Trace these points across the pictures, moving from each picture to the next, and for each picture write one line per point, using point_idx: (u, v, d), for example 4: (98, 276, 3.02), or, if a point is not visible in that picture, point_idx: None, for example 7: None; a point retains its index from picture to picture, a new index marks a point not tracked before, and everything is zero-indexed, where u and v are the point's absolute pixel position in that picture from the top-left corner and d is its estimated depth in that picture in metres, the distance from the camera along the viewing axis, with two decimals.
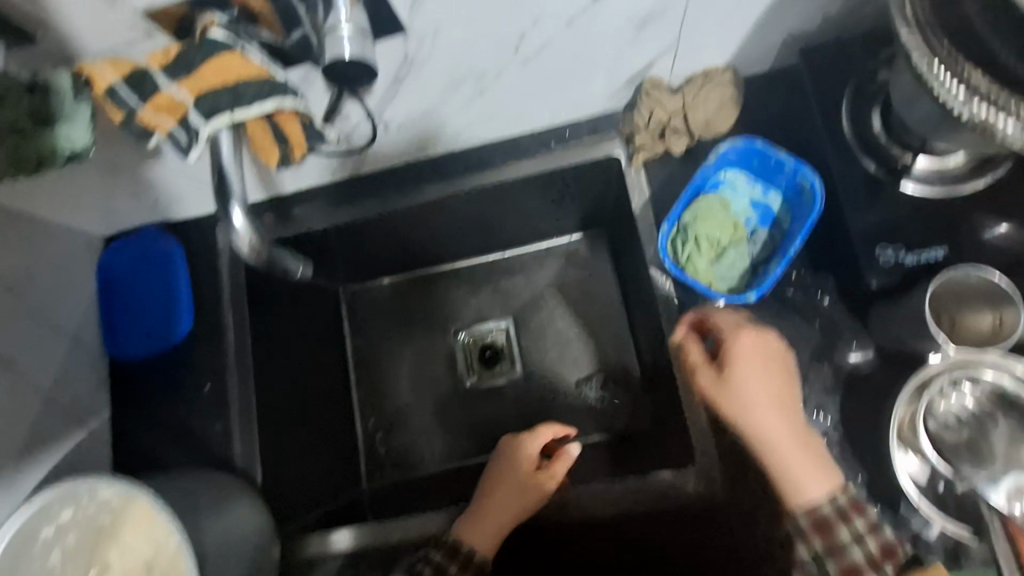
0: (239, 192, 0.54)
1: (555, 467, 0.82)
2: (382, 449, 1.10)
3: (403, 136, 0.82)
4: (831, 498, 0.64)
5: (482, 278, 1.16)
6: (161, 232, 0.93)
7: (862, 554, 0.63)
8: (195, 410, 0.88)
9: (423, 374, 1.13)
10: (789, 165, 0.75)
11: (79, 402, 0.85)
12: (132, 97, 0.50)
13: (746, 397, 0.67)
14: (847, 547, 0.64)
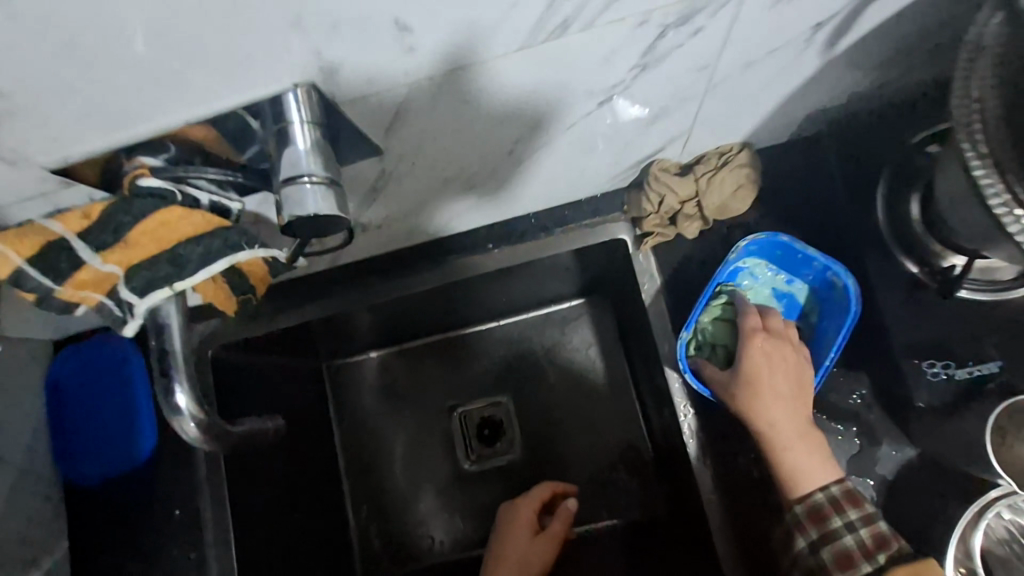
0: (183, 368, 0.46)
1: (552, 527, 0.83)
2: (377, 540, 1.01)
3: (382, 233, 0.73)
4: (831, 491, 0.59)
5: (477, 349, 1.07)
6: (115, 334, 0.83)
7: (854, 542, 0.57)
8: (163, 536, 0.78)
9: (418, 458, 1.04)
10: (819, 261, 0.68)
11: (30, 539, 0.75)
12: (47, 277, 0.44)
13: (758, 379, 0.63)
14: (840, 536, 0.58)
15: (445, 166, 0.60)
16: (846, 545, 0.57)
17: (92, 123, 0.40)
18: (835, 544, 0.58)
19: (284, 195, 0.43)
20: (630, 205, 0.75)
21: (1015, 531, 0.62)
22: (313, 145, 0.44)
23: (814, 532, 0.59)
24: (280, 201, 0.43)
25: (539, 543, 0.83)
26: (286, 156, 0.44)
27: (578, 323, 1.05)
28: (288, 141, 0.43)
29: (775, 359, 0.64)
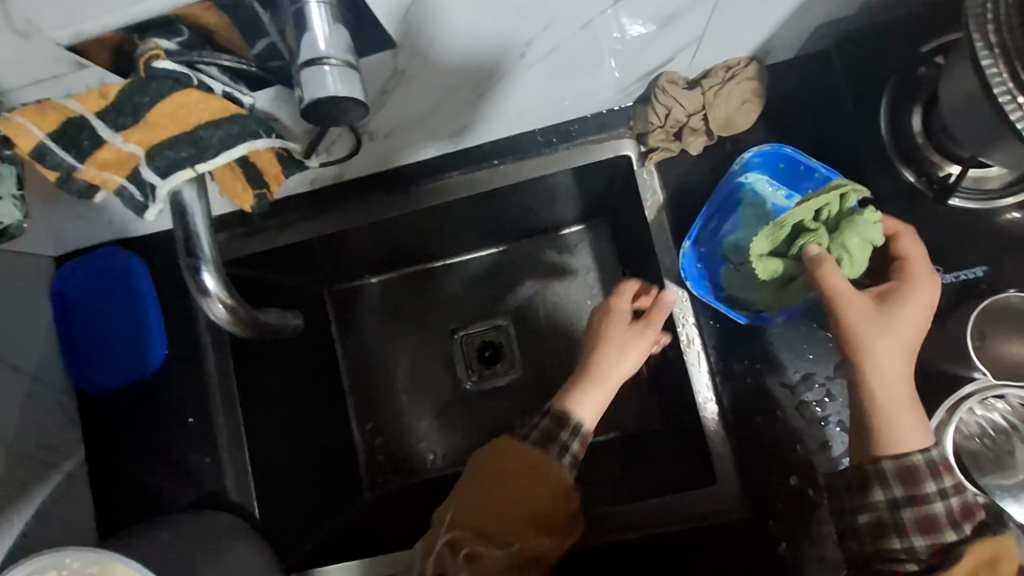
0: (209, 256, 0.47)
1: (654, 316, 0.72)
2: (382, 454, 1.05)
3: (386, 148, 0.73)
4: (928, 456, 0.59)
5: (478, 275, 1.09)
6: (117, 249, 0.83)
7: (942, 510, 0.58)
8: (180, 442, 0.82)
9: (421, 378, 1.07)
10: (820, 172, 0.72)
11: (48, 444, 0.78)
12: (66, 154, 0.45)
13: (897, 324, 0.60)
14: (930, 501, 0.58)
15: (455, 63, 0.60)
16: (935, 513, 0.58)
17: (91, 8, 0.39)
18: (922, 506, 0.58)
19: (302, 80, 0.43)
20: (635, 121, 0.76)
21: (985, 425, 0.68)
22: (331, 26, 0.43)
23: (903, 492, 0.59)
24: (299, 85, 0.43)
25: (639, 333, 0.73)
26: (303, 37, 0.43)
27: (578, 249, 1.07)
28: (305, 21, 0.43)
29: (917, 316, 0.61)
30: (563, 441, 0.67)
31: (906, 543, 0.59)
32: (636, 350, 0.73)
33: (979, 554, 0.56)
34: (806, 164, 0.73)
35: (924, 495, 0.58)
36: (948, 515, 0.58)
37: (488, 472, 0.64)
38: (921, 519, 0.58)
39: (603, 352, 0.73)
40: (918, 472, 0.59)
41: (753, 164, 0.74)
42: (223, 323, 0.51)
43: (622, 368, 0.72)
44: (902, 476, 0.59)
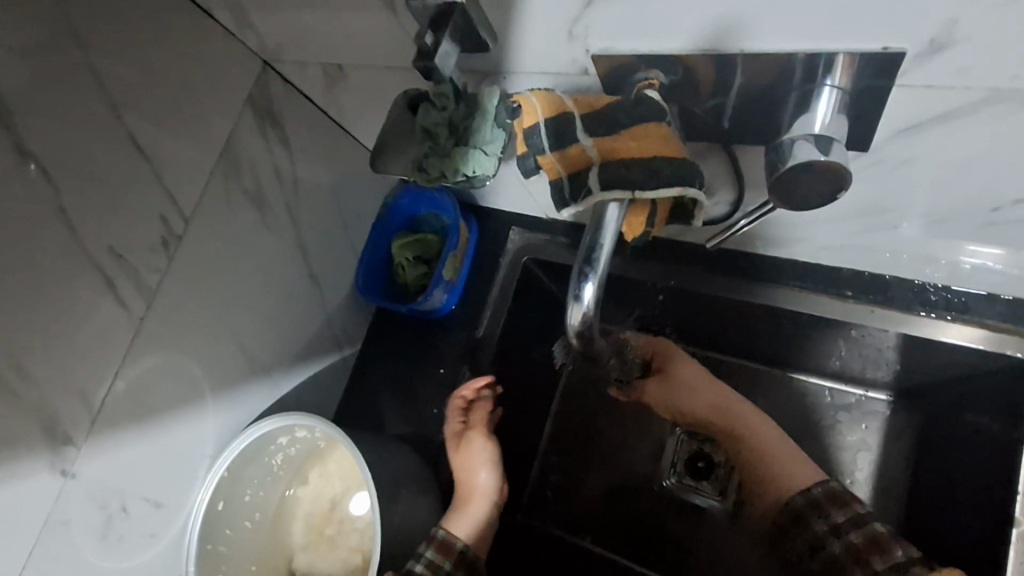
0: (600, 267, 0.48)
1: (475, 417, 0.84)
2: (550, 492, 0.97)
3: (761, 229, 0.70)
4: (817, 495, 0.75)
5: None
6: (466, 211, 0.96)
7: (842, 548, 0.71)
8: (424, 383, 0.92)
9: (622, 450, 0.96)
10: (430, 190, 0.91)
11: (344, 330, 0.94)
12: (547, 141, 0.48)
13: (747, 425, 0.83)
14: (866, 521, 0.71)
15: (927, 173, 0.49)
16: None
17: (622, 21, 0.43)
18: (862, 529, 0.70)
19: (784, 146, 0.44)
20: None
21: None
22: (834, 114, 0.42)
23: (873, 558, 0.69)
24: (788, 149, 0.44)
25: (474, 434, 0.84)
26: (800, 117, 0.44)
27: (865, 424, 0.84)
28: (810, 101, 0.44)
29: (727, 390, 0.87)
30: (444, 567, 0.77)
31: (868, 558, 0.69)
32: (479, 458, 0.83)
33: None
34: (427, 194, 0.92)
35: (877, 556, 0.68)
36: (855, 553, 0.70)
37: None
38: (824, 553, 0.73)
39: (466, 504, 0.82)
40: (821, 502, 0.75)
41: (404, 201, 0.94)
42: (572, 331, 0.50)
43: (484, 477, 0.83)
44: (795, 521, 0.76)
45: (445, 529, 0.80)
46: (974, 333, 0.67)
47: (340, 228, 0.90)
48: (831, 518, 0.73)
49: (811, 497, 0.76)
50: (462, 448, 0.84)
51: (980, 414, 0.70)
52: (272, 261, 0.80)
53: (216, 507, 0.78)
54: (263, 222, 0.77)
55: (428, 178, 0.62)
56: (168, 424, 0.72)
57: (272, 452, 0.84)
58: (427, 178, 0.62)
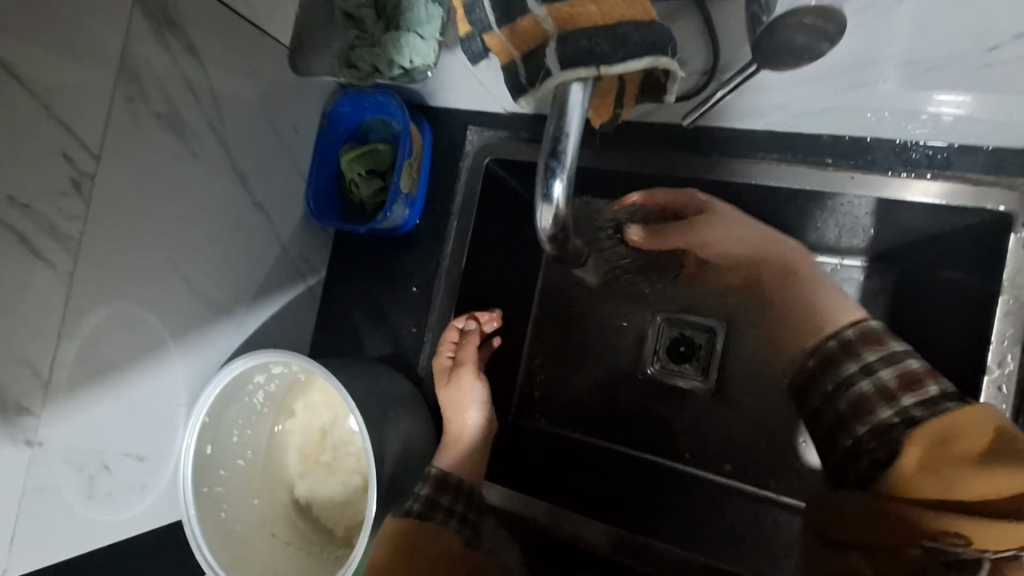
0: (568, 163, 0.43)
1: (467, 355, 0.83)
2: (538, 392, 0.99)
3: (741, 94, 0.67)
4: (852, 331, 0.68)
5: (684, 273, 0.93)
6: (417, 114, 0.87)
7: (872, 388, 0.63)
8: (398, 302, 0.89)
9: (602, 345, 0.96)
10: (375, 95, 0.83)
11: (306, 258, 0.89)
12: (492, 15, 0.41)
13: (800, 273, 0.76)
14: (901, 359, 0.63)
15: None
16: (885, 420, 0.60)
17: None
18: (896, 365, 0.63)
19: None
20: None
21: None
22: None
23: (905, 397, 0.60)
24: None
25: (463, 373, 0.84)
26: None
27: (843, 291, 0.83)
28: None
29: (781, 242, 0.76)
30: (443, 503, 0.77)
31: (896, 405, 0.61)
32: (469, 397, 0.83)
33: (927, 431, 0.53)
34: (371, 100, 0.83)
35: (909, 393, 0.60)
36: (886, 393, 0.62)
37: (395, 539, 0.72)
38: (852, 395, 0.65)
39: (457, 440, 0.82)
40: (853, 341, 0.68)
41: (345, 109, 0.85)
42: (546, 232, 0.46)
43: (473, 413, 0.83)
44: (823, 363, 0.70)
45: (437, 466, 0.81)
46: (935, 187, 0.65)
47: (280, 147, 0.81)
48: (861, 356, 0.66)
49: (843, 339, 0.69)
50: (453, 385, 0.84)
51: (950, 269, 0.70)
52: (208, 193, 0.72)
53: (205, 451, 0.77)
54: (189, 150, 0.68)
55: (353, 73, 0.74)
56: (134, 377, 0.68)
57: (251, 390, 0.82)
58: (353, 73, 0.74)
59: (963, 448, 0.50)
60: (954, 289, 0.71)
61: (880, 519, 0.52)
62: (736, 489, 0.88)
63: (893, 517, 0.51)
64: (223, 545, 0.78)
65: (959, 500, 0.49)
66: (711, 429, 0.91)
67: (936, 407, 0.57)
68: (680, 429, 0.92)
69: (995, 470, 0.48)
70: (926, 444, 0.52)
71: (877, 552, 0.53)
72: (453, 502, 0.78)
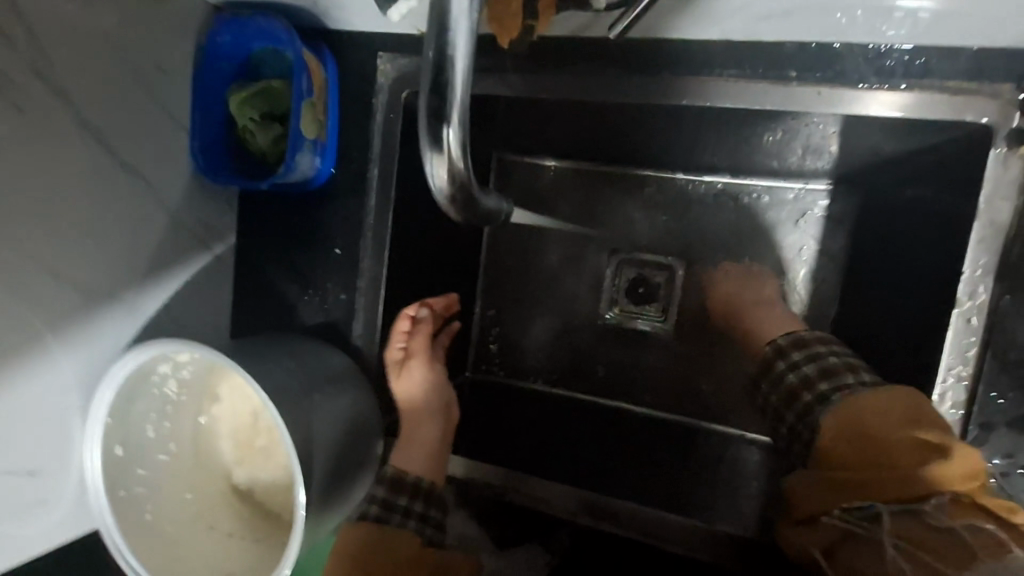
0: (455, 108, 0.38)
1: (418, 346, 0.78)
2: (496, 343, 0.92)
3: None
4: (779, 342, 0.68)
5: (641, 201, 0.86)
6: (314, 41, 0.73)
7: (797, 378, 0.63)
8: (321, 269, 0.77)
9: (557, 289, 0.89)
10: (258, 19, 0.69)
11: (205, 225, 0.76)
12: None
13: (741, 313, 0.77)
14: (824, 356, 0.63)
15: None
16: (818, 402, 0.59)
17: None
18: (819, 362, 0.63)
19: None
20: None
21: None
22: None
23: (835, 378, 0.59)
24: None
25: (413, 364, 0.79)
26: None
27: (805, 220, 0.79)
28: None
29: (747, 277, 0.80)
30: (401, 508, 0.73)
31: (817, 392, 0.60)
32: (421, 389, 0.79)
33: (843, 405, 0.56)
34: (254, 24, 0.69)
35: (838, 376, 0.59)
36: (821, 375, 0.61)
37: (353, 556, 0.66)
38: (785, 388, 0.64)
39: (413, 438, 0.78)
40: (784, 346, 0.67)
41: (225, 39, 0.71)
42: (442, 202, 0.40)
43: (426, 398, 0.79)
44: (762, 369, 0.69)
45: (394, 467, 0.76)
46: (903, 99, 0.57)
47: (144, 93, 0.66)
48: (790, 357, 0.66)
49: (778, 346, 0.68)
50: (403, 376, 0.78)
51: (928, 189, 0.64)
52: (49, 159, 0.58)
53: (115, 452, 0.69)
54: (7, 102, 0.54)
55: None
56: (3, 386, 0.58)
57: (158, 381, 0.72)
58: None
59: (872, 413, 0.53)
60: (933, 212, 0.64)
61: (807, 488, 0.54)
62: (703, 430, 0.84)
63: (822, 487, 0.53)
64: (150, 550, 0.71)
65: (872, 458, 0.51)
66: (678, 371, 0.86)
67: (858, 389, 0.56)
68: (647, 372, 0.87)
69: (922, 456, 0.49)
70: (839, 438, 0.54)
71: (812, 526, 0.54)
72: (411, 501, 0.74)
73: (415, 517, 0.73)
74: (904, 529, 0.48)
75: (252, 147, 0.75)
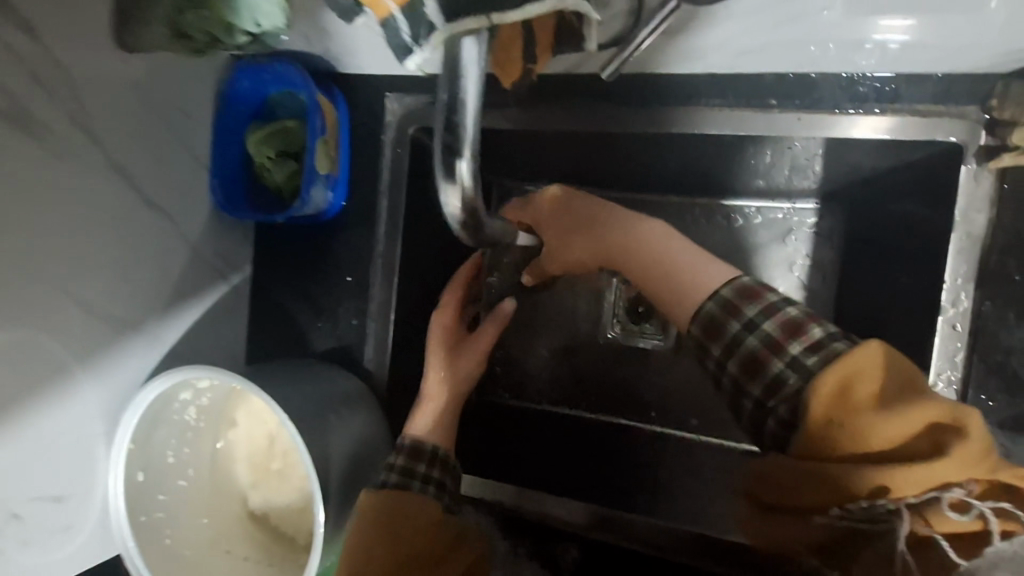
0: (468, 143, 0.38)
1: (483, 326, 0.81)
2: (499, 364, 0.94)
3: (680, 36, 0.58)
4: (723, 297, 0.59)
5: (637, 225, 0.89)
6: (326, 82, 0.78)
7: (760, 343, 0.54)
8: (333, 295, 0.81)
9: (558, 311, 0.92)
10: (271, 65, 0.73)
11: (223, 257, 0.80)
12: None
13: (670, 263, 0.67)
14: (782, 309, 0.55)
15: None
16: (781, 379, 0.52)
17: None
18: (778, 318, 0.55)
19: None
20: (1001, 102, 0.57)
21: None
22: None
23: (791, 346, 0.53)
24: None
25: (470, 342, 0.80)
26: None
27: (794, 237, 0.81)
28: None
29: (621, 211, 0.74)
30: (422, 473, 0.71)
31: (785, 356, 0.52)
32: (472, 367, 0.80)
33: (826, 381, 0.48)
34: (269, 72, 0.74)
35: (796, 341, 0.53)
36: (772, 345, 0.54)
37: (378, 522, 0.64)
38: (742, 356, 0.55)
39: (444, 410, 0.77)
40: (731, 301, 0.59)
41: (243, 85, 0.76)
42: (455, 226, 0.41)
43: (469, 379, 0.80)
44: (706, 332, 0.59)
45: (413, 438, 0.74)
46: (879, 122, 0.62)
47: (169, 135, 0.71)
48: (743, 316, 0.57)
49: (722, 300, 0.60)
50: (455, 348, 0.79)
51: (906, 205, 0.67)
52: (85, 199, 0.62)
53: (136, 479, 0.71)
54: (50, 149, 0.58)
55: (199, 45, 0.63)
56: (33, 414, 0.60)
57: (178, 407, 0.75)
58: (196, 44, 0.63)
59: (865, 392, 0.47)
60: (912, 226, 0.68)
61: (799, 484, 0.48)
62: (705, 444, 0.86)
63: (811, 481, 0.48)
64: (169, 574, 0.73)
65: (878, 455, 0.46)
66: (677, 387, 0.89)
67: (827, 351, 0.50)
68: (647, 389, 0.89)
69: (918, 416, 0.45)
70: (832, 412, 0.47)
71: (801, 517, 0.50)
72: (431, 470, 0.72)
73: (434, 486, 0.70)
74: (924, 524, 0.45)
75: (269, 182, 0.80)
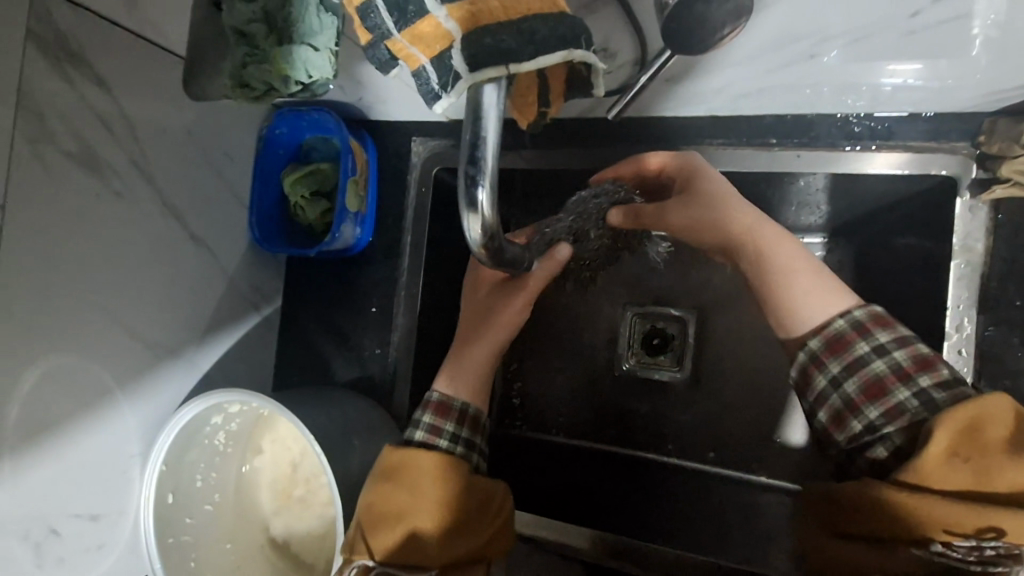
0: (487, 173, 0.43)
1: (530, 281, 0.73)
2: (517, 396, 0.96)
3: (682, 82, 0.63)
4: (853, 317, 0.59)
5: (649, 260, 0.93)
6: (358, 128, 0.85)
7: (887, 368, 0.56)
8: (357, 325, 0.85)
9: (574, 343, 0.95)
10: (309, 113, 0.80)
11: (257, 289, 0.86)
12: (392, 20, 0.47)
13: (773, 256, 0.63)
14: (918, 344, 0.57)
15: None
16: (907, 407, 0.54)
17: None
18: (910, 348, 0.56)
19: None
20: (988, 137, 0.61)
21: None
22: None
23: (920, 379, 0.55)
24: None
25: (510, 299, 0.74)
26: None
27: None
28: None
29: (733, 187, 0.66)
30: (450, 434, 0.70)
31: (914, 385, 0.55)
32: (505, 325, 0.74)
33: (956, 416, 0.50)
34: (306, 118, 0.81)
35: (926, 375, 0.55)
36: (900, 374, 0.56)
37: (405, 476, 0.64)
38: (863, 378, 0.57)
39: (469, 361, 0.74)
40: (863, 322, 0.59)
41: (282, 132, 0.83)
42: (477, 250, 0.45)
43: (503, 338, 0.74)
44: (829, 346, 0.59)
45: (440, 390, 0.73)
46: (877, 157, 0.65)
47: (214, 176, 0.78)
48: (874, 338, 0.58)
49: (852, 321, 0.59)
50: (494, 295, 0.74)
51: (908, 237, 0.70)
52: (138, 233, 0.68)
53: (165, 500, 0.74)
54: (111, 189, 0.65)
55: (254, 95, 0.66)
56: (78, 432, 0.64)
57: (210, 431, 0.78)
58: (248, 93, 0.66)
59: (993, 435, 0.49)
60: (914, 257, 0.70)
61: (890, 515, 0.50)
62: (722, 477, 0.86)
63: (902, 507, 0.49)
64: None
65: (1001, 498, 0.48)
66: (694, 420, 0.89)
67: (957, 392, 0.53)
68: (664, 422, 0.90)
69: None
70: (955, 448, 0.49)
71: (885, 546, 0.51)
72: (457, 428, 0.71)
73: (462, 441, 0.70)
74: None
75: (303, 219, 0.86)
